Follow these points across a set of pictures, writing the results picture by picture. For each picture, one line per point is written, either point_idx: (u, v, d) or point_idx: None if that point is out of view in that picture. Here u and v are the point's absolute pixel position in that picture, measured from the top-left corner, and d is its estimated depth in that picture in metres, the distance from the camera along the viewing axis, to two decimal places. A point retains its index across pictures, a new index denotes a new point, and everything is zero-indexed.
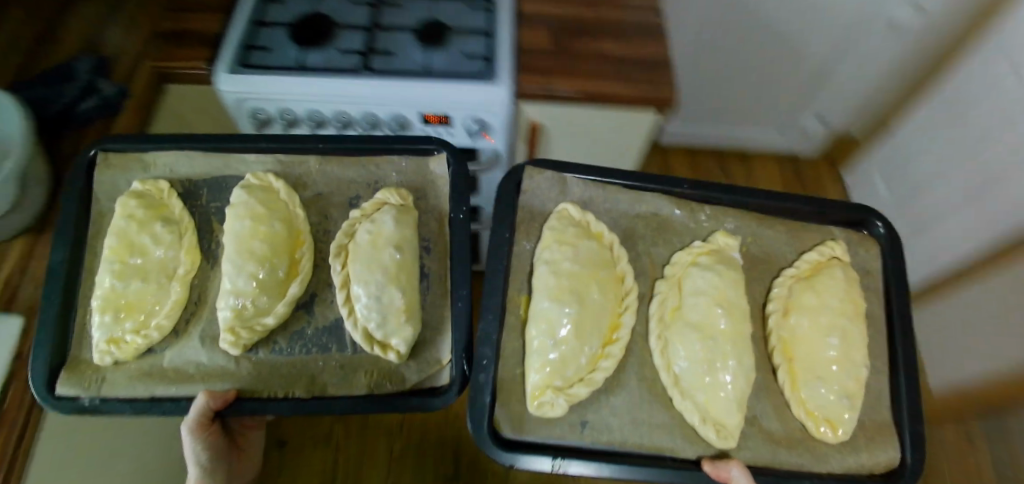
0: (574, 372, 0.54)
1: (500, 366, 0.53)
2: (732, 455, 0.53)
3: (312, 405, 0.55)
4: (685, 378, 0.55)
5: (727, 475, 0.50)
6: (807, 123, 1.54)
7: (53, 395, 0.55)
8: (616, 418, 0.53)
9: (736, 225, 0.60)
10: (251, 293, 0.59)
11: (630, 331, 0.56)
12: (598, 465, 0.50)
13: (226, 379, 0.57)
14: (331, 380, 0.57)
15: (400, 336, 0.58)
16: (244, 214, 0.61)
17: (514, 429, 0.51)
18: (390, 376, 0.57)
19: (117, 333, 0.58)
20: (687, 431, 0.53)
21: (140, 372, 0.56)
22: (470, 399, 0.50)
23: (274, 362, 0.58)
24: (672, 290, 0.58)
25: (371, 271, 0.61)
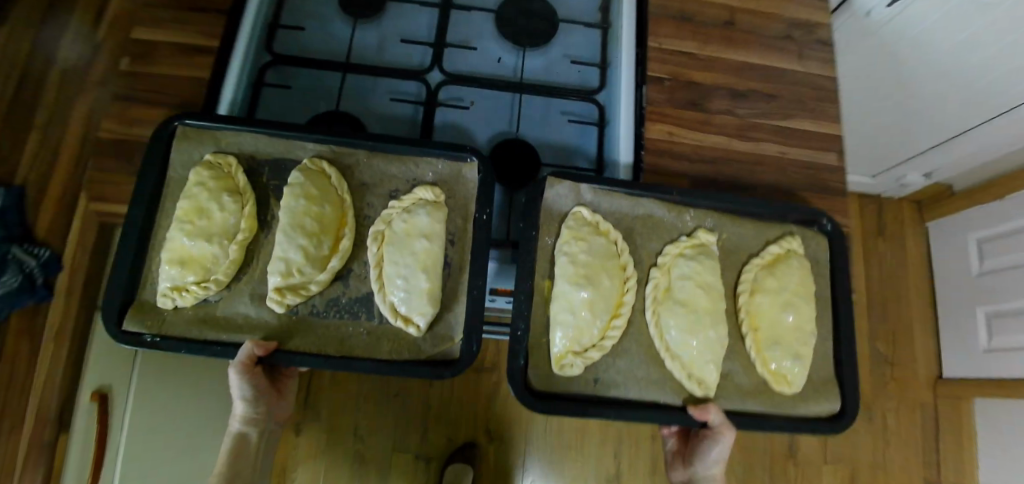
0: (589, 339, 0.69)
1: (530, 334, 0.68)
2: (711, 400, 0.68)
3: (338, 362, 0.65)
4: (673, 342, 0.70)
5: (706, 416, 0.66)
6: (909, 177, 1.37)
7: (119, 329, 0.64)
8: (620, 375, 0.68)
9: (714, 223, 0.74)
10: (298, 261, 0.69)
11: (631, 307, 0.71)
12: (608, 415, 0.65)
13: (267, 332, 0.67)
14: (358, 343, 0.68)
15: (421, 311, 0.68)
16: (300, 194, 0.70)
17: (540, 383, 0.67)
18: (409, 346, 0.68)
19: (179, 283, 0.67)
20: (676, 385, 0.69)
21: (197, 319, 0.67)
22: (509, 362, 0.65)
23: (311, 322, 0.68)
24: (662, 276, 0.72)
25: (401, 255, 0.71)
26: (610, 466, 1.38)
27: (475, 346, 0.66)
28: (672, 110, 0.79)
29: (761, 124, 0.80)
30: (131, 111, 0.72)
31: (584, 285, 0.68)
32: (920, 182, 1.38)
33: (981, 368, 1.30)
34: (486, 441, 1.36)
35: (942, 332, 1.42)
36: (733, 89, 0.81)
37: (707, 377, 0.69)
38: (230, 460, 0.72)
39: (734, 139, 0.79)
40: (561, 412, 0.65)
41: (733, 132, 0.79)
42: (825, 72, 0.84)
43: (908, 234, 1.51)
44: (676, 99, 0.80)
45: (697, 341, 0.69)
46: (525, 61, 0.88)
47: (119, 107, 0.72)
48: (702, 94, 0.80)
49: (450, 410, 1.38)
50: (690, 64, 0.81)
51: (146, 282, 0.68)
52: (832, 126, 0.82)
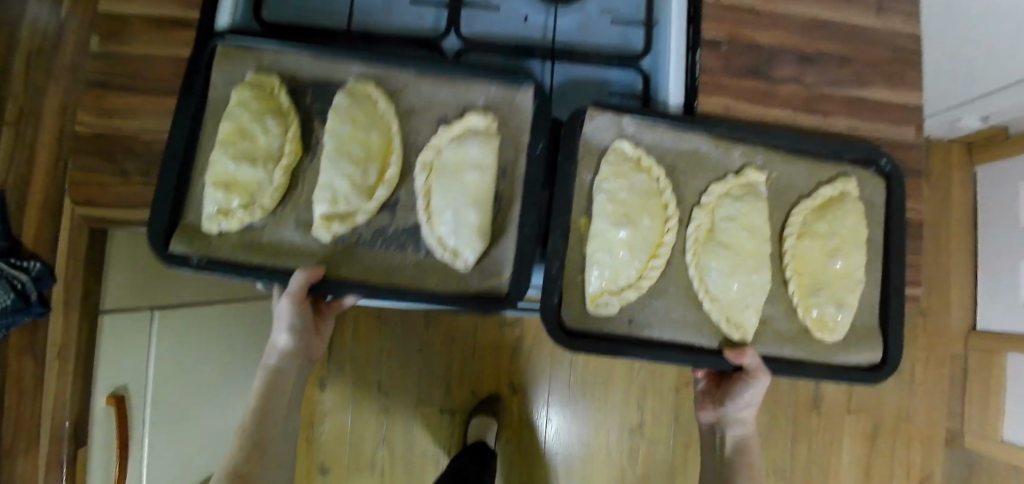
0: (625, 280, 0.67)
1: (565, 273, 0.66)
2: (743, 343, 0.67)
3: (388, 292, 0.64)
4: (714, 286, 0.68)
5: (741, 359, 0.64)
6: (965, 121, 1.17)
7: (166, 249, 0.64)
8: (656, 316, 0.67)
9: (764, 160, 0.70)
10: (344, 190, 0.67)
11: (671, 248, 0.68)
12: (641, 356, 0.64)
13: (313, 260, 0.66)
14: (405, 274, 0.67)
15: (469, 245, 0.67)
16: (346, 118, 0.68)
17: (572, 318, 0.66)
18: (455, 279, 0.67)
19: (226, 207, 0.66)
20: (713, 328, 0.67)
21: (243, 244, 0.66)
22: (544, 299, 0.64)
23: (358, 252, 0.67)
24: (706, 216, 0.69)
25: (451, 186, 0.69)
26: (633, 418, 1.41)
27: (524, 286, 0.66)
28: (730, 79, 0.74)
29: (834, 96, 0.75)
30: (108, 101, 0.70)
31: (624, 224, 0.66)
32: (976, 127, 1.20)
33: (1011, 322, 1.20)
34: (509, 394, 1.41)
35: (980, 294, 1.28)
36: (801, 53, 0.74)
37: (745, 322, 0.67)
38: (264, 394, 0.70)
39: (804, 114, 0.74)
40: (591, 352, 0.64)
41: (799, 105, 0.74)
42: (908, 28, 0.77)
43: (956, 186, 1.31)
44: (726, 36, 0.74)
45: (735, 284, 0.67)
46: (558, 19, 0.77)
47: (96, 97, 0.70)
48: (767, 59, 0.74)
49: (474, 361, 1.42)
50: (751, 20, 0.74)
51: (189, 206, 0.66)
52: (900, 82, 0.76)
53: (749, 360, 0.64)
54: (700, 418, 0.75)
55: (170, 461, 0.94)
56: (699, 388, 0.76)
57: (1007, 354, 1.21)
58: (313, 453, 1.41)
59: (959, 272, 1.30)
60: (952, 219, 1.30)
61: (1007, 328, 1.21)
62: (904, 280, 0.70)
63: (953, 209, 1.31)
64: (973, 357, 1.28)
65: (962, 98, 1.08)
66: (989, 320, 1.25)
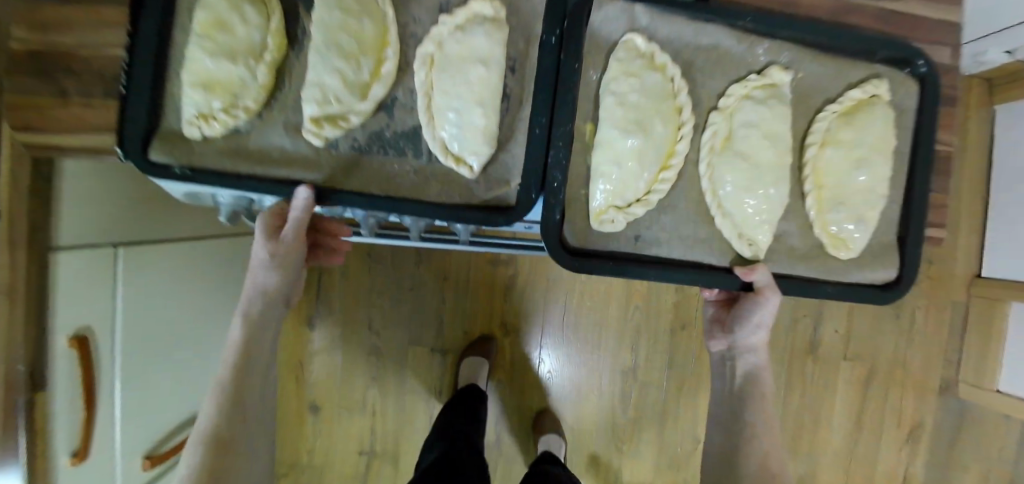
0: (633, 194, 0.62)
1: (568, 186, 0.61)
2: (757, 261, 0.63)
3: (383, 203, 0.59)
4: (728, 201, 0.63)
5: (753, 278, 0.61)
6: (991, 55, 1.09)
7: (145, 160, 0.60)
8: (663, 233, 0.62)
9: (791, 58, 0.64)
10: (335, 88, 0.63)
11: (683, 158, 0.63)
12: (645, 275, 0.59)
13: (305, 167, 0.62)
14: (404, 184, 0.62)
15: (475, 152, 0.62)
16: (335, 6, 0.63)
17: (577, 239, 0.61)
18: (460, 187, 0.62)
19: (206, 110, 0.63)
20: (724, 246, 0.63)
21: (228, 150, 0.63)
22: (544, 217, 0.59)
23: (352, 158, 0.63)
24: (724, 121, 0.63)
25: (454, 83, 0.63)
26: (626, 362, 1.40)
27: (535, 194, 0.59)
28: None
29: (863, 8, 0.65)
30: (43, 15, 0.63)
31: (635, 132, 0.60)
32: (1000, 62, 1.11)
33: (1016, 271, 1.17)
34: (502, 335, 1.39)
35: (988, 239, 1.24)
36: None
37: (758, 238, 0.63)
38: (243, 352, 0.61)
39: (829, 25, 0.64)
40: (596, 271, 0.59)
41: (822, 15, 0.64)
42: None
43: (975, 125, 1.25)
44: None
45: (750, 199, 0.62)
46: None
47: (27, 11, 0.62)
48: None
49: (465, 302, 1.39)
50: None
51: (168, 108, 0.63)
52: None
53: (760, 281, 0.60)
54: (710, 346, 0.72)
55: (150, 400, 0.91)
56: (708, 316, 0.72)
57: (1011, 303, 1.18)
58: (304, 392, 1.40)
59: (968, 219, 1.26)
60: (967, 158, 1.25)
61: (1013, 277, 1.17)
62: (927, 197, 0.65)
63: (971, 149, 1.25)
64: (975, 306, 1.26)
65: (994, 25, 0.99)
66: (993, 269, 1.22)
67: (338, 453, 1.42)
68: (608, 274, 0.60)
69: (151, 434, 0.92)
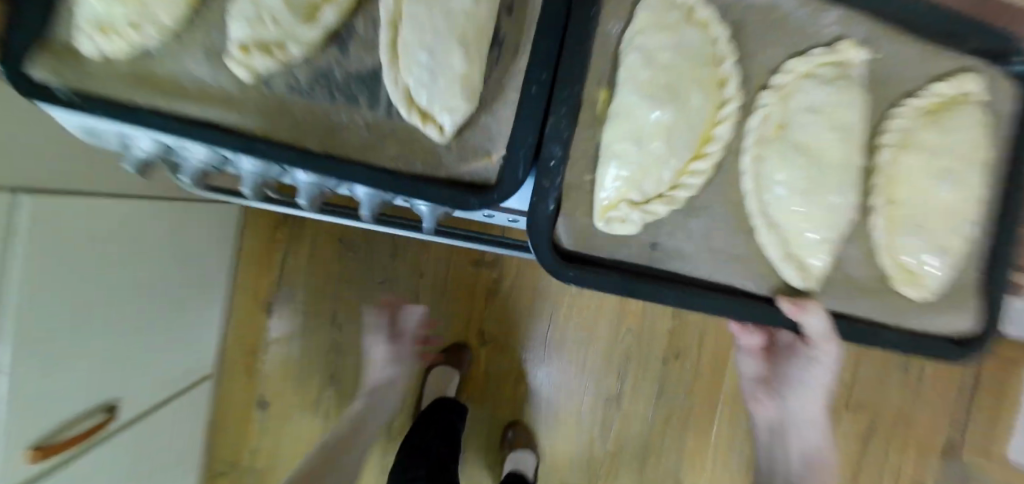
0: (653, 187, 0.46)
1: (568, 169, 0.46)
2: (813, 295, 0.49)
3: (315, 161, 0.46)
4: (775, 208, 0.48)
5: (799, 321, 0.48)
6: None
7: (24, 77, 0.46)
8: (688, 242, 0.48)
9: (866, 36, 0.49)
10: (274, 7, 0.47)
11: (724, 145, 0.47)
12: (662, 298, 0.47)
13: (230, 108, 0.47)
14: (352, 141, 0.47)
15: (448, 108, 0.46)
16: None
17: (578, 244, 0.47)
18: (426, 154, 0.47)
19: (107, 20, 0.47)
20: (764, 268, 0.49)
21: (131, 77, 0.47)
22: (531, 205, 0.45)
23: (288, 102, 0.48)
24: (778, 104, 0.48)
25: (433, 15, 0.47)
26: (610, 388, 1.24)
27: (523, 174, 0.46)
28: None
29: None
30: None
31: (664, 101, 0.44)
32: None
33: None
34: (477, 345, 1.24)
35: None
36: None
37: (807, 260, 0.49)
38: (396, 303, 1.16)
39: None
40: (601, 285, 0.46)
41: None
42: None
43: None
44: None
45: (802, 207, 0.47)
46: None
47: None
48: None
49: (439, 305, 1.23)
50: None
51: (62, 11, 0.47)
52: None
53: (811, 327, 0.47)
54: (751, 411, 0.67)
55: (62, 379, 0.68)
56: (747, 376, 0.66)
57: None
58: (255, 386, 1.24)
59: None
60: None
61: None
62: (1018, 229, 0.52)
63: None
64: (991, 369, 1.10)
65: None
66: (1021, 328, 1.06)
67: (281, 462, 1.24)
68: (616, 291, 0.47)
69: (46, 419, 0.66)
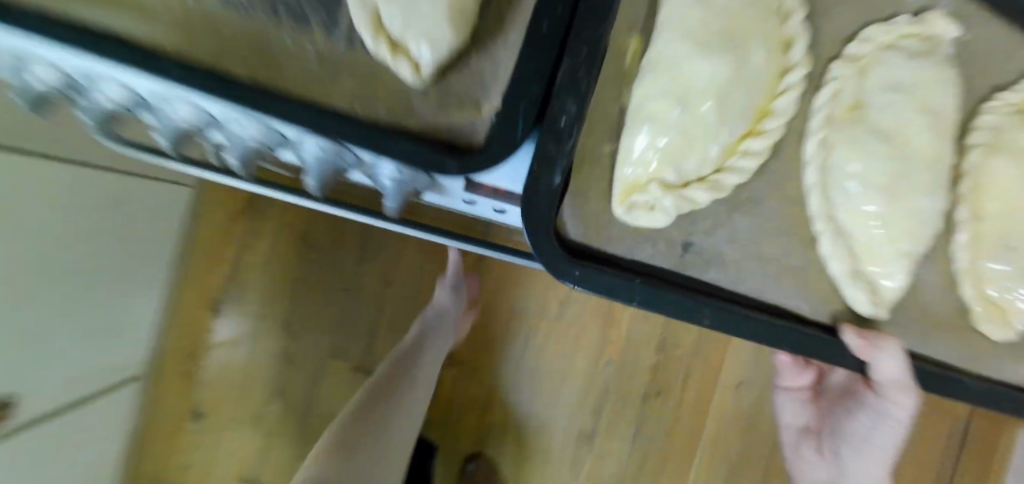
0: (694, 166, 0.35)
1: (585, 134, 0.34)
2: (881, 327, 0.38)
3: (241, 95, 0.33)
4: (843, 209, 0.37)
5: (867, 362, 0.37)
6: None
7: None
8: (730, 247, 0.37)
9: (959, 5, 0.39)
10: None
11: (784, 124, 0.36)
12: (694, 318, 0.35)
13: (134, 14, 0.34)
14: (295, 75, 0.34)
15: (424, 37, 0.33)
16: None
17: (590, 237, 0.35)
18: (394, 101, 0.35)
19: None
20: (822, 288, 0.38)
21: None
22: (531, 178, 0.32)
23: (214, 14, 0.35)
24: (854, 79, 0.38)
25: None
26: (584, 424, 1.11)
27: (523, 136, 0.33)
28: None
29: None
30: None
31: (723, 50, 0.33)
32: None
33: None
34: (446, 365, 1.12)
35: None
36: None
37: (876, 280, 0.38)
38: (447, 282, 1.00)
39: None
40: (616, 294, 0.34)
41: None
42: None
43: None
44: None
45: (874, 209, 0.37)
46: None
47: None
48: None
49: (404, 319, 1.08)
50: None
51: None
52: None
53: (883, 370, 0.36)
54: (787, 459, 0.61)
55: None
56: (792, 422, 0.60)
57: None
58: (190, 393, 1.07)
59: None
60: None
61: None
62: None
63: None
64: None
65: None
66: None
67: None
68: (634, 303, 0.35)
69: None
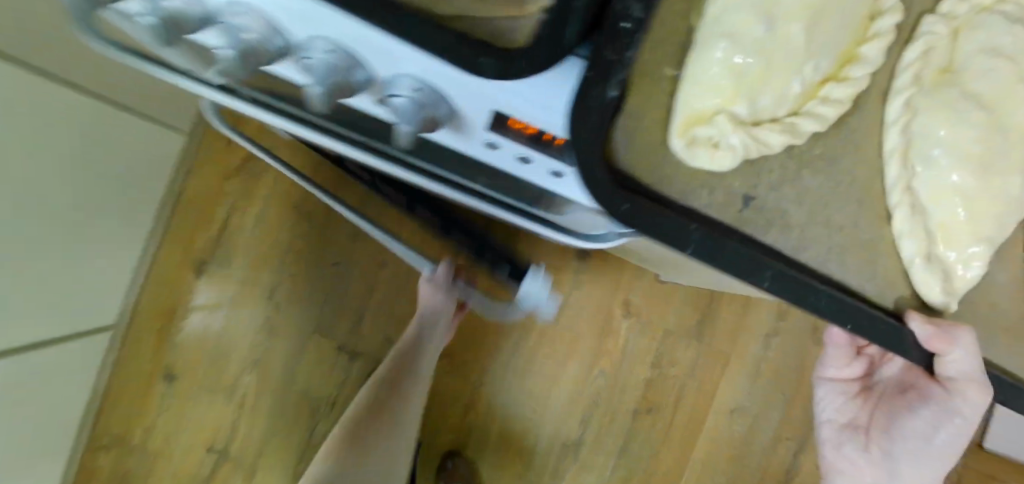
0: (769, 103, 0.31)
1: (647, 49, 0.30)
2: (947, 315, 0.34)
3: None
4: (924, 182, 0.33)
5: (936, 353, 0.33)
6: None
7: None
8: (797, 208, 0.32)
9: None
10: None
11: (868, 74, 0.33)
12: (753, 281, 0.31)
13: None
14: None
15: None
16: None
17: (639, 172, 0.30)
18: None
19: None
20: (889, 269, 0.34)
21: None
22: (583, 86, 0.27)
23: None
24: (946, 39, 0.34)
25: None
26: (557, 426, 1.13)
27: (572, 44, 0.28)
28: None
29: None
30: None
31: None
32: None
33: None
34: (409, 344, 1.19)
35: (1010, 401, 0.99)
36: None
37: (953, 266, 0.34)
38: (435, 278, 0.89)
39: None
40: (673, 240, 0.30)
41: None
42: None
43: None
44: None
45: (960, 179, 0.33)
46: None
47: None
48: None
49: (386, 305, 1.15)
50: None
51: None
52: None
53: (951, 364, 0.33)
54: (819, 450, 0.60)
55: None
56: (833, 414, 0.59)
57: None
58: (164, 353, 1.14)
59: None
60: None
61: None
62: None
63: None
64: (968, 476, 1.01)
65: None
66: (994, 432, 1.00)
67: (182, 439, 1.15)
68: (688, 255, 0.30)
69: None
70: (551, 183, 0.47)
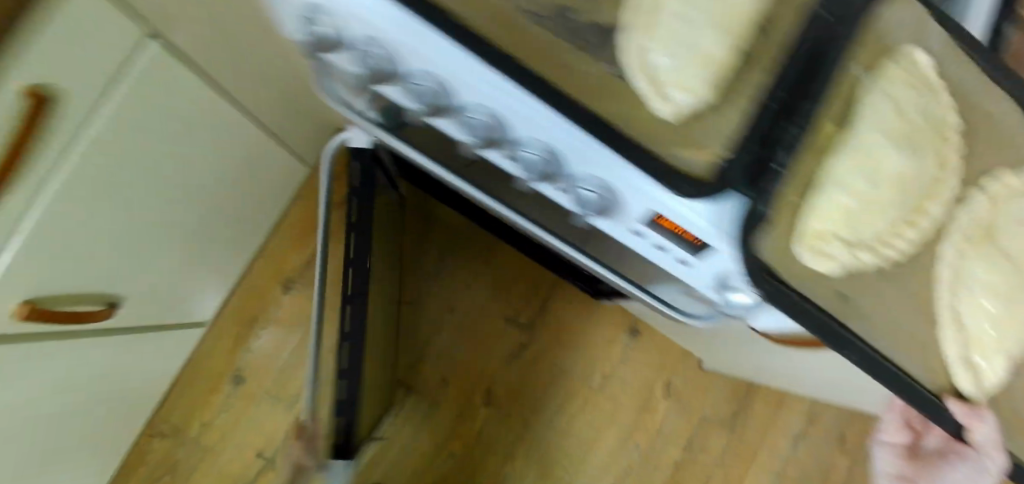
0: (864, 233, 0.46)
1: (788, 186, 0.45)
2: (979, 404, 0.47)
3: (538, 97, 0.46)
4: (964, 303, 0.48)
5: (967, 428, 0.45)
6: None
7: None
8: (875, 309, 0.47)
9: None
10: None
11: (933, 224, 0.48)
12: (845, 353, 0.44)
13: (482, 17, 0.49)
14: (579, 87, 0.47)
15: (683, 87, 0.46)
16: None
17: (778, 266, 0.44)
18: (650, 123, 0.47)
19: None
20: (938, 364, 0.47)
21: None
22: None
23: (534, 34, 0.50)
24: (988, 210, 0.50)
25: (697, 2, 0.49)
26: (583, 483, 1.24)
27: (739, 181, 0.44)
28: None
29: None
30: None
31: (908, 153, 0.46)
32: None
33: None
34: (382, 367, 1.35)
35: None
36: None
37: (986, 371, 0.48)
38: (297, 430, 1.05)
39: None
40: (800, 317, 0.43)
41: None
42: None
43: None
44: None
45: (991, 305, 0.49)
46: None
47: None
48: None
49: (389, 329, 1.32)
50: None
51: None
52: None
53: (980, 436, 0.45)
54: None
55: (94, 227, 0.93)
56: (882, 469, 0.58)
57: None
58: None
59: None
60: None
61: None
62: None
63: None
64: None
65: None
66: None
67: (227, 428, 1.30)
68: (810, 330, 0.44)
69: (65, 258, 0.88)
70: (680, 268, 0.62)
